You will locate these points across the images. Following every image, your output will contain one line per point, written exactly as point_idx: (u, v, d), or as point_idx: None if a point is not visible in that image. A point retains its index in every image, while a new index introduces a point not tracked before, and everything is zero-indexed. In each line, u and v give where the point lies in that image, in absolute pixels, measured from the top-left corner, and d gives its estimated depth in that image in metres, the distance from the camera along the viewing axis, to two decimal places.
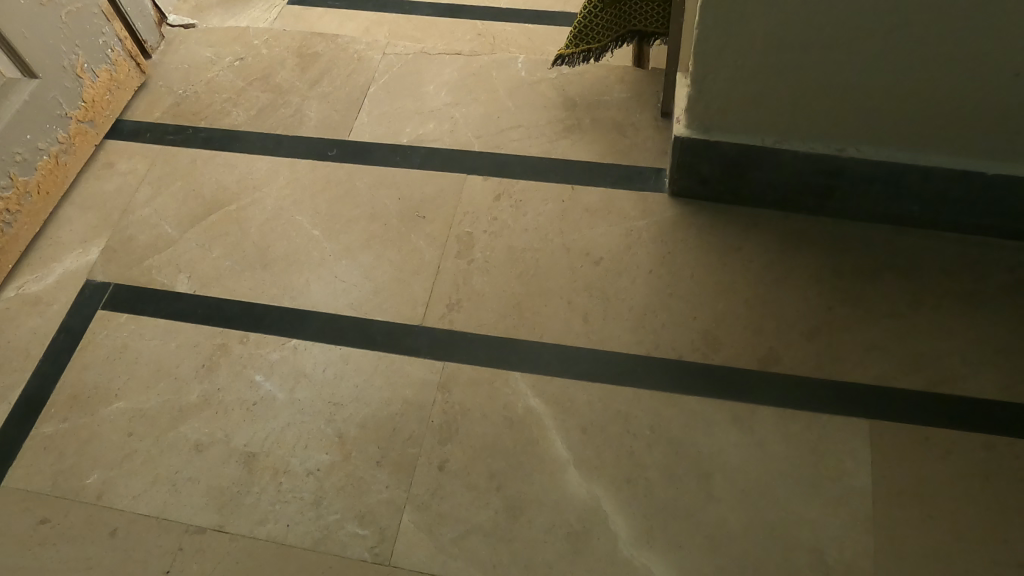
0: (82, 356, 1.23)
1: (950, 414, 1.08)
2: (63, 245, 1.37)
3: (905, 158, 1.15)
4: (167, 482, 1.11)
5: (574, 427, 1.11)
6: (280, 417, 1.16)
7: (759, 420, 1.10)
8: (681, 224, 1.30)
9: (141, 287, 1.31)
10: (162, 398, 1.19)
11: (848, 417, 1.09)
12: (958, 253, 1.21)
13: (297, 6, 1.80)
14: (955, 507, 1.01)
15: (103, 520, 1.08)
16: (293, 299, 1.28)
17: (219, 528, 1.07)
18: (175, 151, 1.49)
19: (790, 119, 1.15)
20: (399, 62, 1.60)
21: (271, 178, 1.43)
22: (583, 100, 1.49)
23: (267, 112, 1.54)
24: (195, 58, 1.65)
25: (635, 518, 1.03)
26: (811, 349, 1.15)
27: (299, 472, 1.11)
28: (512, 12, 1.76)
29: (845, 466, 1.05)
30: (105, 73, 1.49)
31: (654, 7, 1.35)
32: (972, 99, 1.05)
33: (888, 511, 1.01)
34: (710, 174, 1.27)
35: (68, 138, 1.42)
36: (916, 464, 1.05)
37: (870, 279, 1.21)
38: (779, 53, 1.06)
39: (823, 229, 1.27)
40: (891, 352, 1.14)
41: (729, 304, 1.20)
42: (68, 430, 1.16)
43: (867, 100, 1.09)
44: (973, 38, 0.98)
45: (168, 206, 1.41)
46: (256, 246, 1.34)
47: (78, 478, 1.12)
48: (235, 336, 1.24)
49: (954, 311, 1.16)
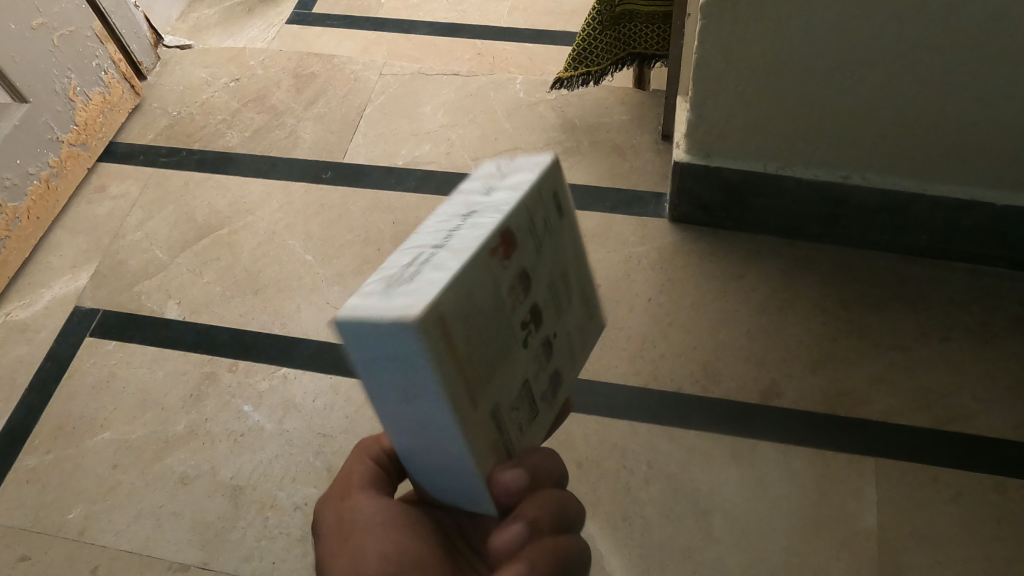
0: (69, 385, 1.21)
1: (961, 453, 1.03)
2: (53, 270, 1.35)
3: (911, 186, 1.11)
4: (152, 516, 1.08)
5: (569, 462, 1.07)
6: (268, 449, 1.13)
7: (762, 456, 1.06)
8: (681, 250, 1.27)
9: (130, 313, 1.29)
10: (148, 429, 1.16)
11: (854, 455, 1.05)
12: (968, 283, 1.18)
13: (295, 25, 1.79)
14: (968, 551, 0.96)
15: (86, 555, 1.05)
16: (283, 326, 1.25)
17: (203, 565, 1.04)
18: (168, 174, 1.47)
19: (792, 144, 1.12)
20: (395, 83, 1.58)
21: (265, 202, 1.41)
22: (582, 122, 1.47)
23: (262, 133, 1.53)
24: (191, 80, 1.64)
25: (632, 559, 0.99)
26: (815, 382, 1.11)
27: (285, 507, 1.07)
28: (512, 30, 1.73)
29: (851, 506, 1.01)
30: (99, 96, 1.48)
31: (653, 28, 1.32)
32: (983, 127, 1.01)
33: (897, 554, 0.97)
34: (712, 201, 1.23)
35: (60, 161, 1.41)
36: (925, 504, 1.00)
37: (876, 309, 1.17)
38: (782, 80, 1.03)
39: (828, 258, 1.23)
40: (899, 386, 1.10)
41: (730, 334, 1.17)
42: (52, 461, 1.14)
43: (873, 127, 1.05)
44: (980, 67, 0.94)
45: (160, 231, 1.39)
46: (247, 271, 1.32)
47: (62, 512, 1.09)
48: (223, 364, 1.22)
49: (964, 345, 1.12)
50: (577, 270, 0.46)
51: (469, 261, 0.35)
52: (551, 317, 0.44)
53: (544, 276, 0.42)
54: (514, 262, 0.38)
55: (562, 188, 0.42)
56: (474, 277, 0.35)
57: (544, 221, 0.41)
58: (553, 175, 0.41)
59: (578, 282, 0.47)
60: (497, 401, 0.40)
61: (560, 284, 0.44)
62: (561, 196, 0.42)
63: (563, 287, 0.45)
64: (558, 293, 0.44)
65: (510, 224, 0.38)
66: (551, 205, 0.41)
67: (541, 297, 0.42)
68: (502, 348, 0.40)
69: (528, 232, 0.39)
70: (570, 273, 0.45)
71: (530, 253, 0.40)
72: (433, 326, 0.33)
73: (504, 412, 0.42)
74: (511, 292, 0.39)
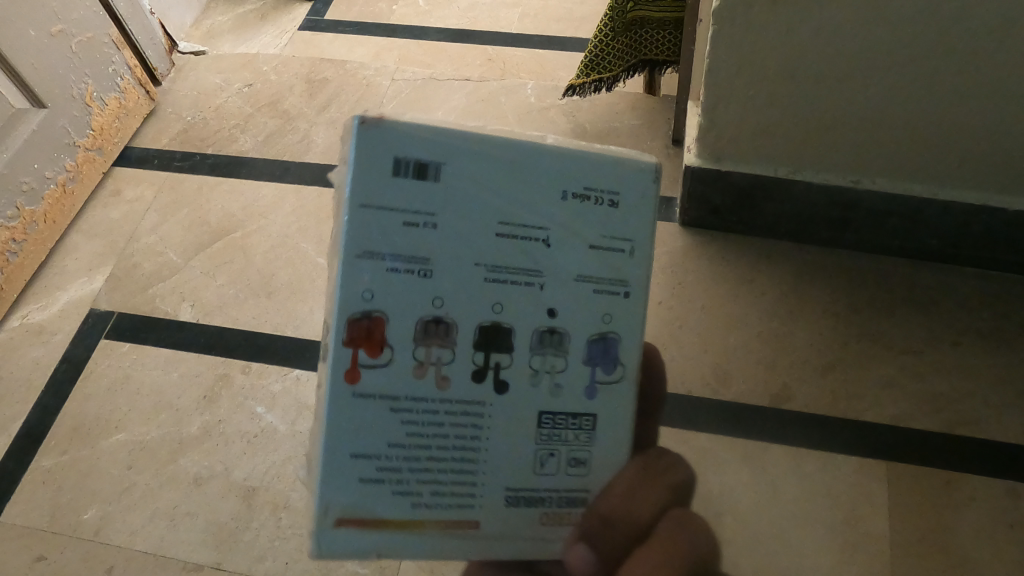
0: (84, 386, 1.22)
1: (972, 457, 1.04)
2: (68, 273, 1.37)
3: (921, 190, 1.11)
4: (166, 517, 1.09)
5: None
6: (281, 450, 1.14)
7: (773, 459, 1.06)
8: (691, 254, 1.27)
9: (145, 316, 1.30)
10: (162, 430, 1.17)
11: (865, 458, 1.05)
12: (979, 288, 1.18)
13: (308, 32, 1.81)
14: (979, 555, 0.96)
15: (101, 555, 1.06)
16: (296, 328, 1.26)
17: (217, 566, 1.04)
18: (182, 178, 1.49)
19: (802, 149, 1.12)
20: (407, 88, 1.60)
21: (278, 205, 1.43)
22: (592, 127, 1.48)
23: (275, 138, 1.54)
24: (204, 85, 1.66)
25: None
26: (826, 386, 1.12)
27: (298, 508, 1.08)
28: (523, 36, 1.75)
29: (862, 509, 1.01)
30: (115, 101, 1.50)
31: (665, 34, 1.33)
32: (992, 133, 1.02)
33: (908, 557, 0.97)
34: (722, 205, 1.24)
35: (76, 166, 1.43)
36: (937, 508, 1.00)
37: (886, 313, 1.17)
38: (792, 85, 1.03)
39: (838, 262, 1.23)
40: (909, 390, 1.10)
41: (741, 338, 1.17)
42: (67, 462, 1.15)
43: (883, 132, 1.06)
44: (991, 73, 0.95)
45: (175, 234, 1.40)
46: (260, 274, 1.33)
47: (77, 513, 1.10)
48: (237, 366, 1.23)
49: (975, 350, 1.12)
50: (513, 194, 0.47)
51: (336, 416, 0.48)
52: (530, 288, 0.48)
53: (470, 280, 0.48)
54: (393, 344, 0.48)
55: (395, 184, 0.46)
56: (366, 411, 0.49)
57: (417, 237, 0.47)
58: (364, 158, 0.45)
59: (540, 204, 0.47)
60: (509, 478, 0.50)
61: (503, 242, 0.47)
62: (400, 163, 0.46)
63: (509, 239, 0.48)
64: (511, 261, 0.48)
65: (355, 312, 0.47)
66: (396, 208, 0.46)
67: (483, 301, 0.48)
68: (461, 412, 0.49)
69: (401, 288, 0.47)
70: (510, 213, 0.47)
71: (422, 296, 0.48)
72: (340, 511, 0.49)
73: (540, 467, 0.51)
74: (425, 352, 0.48)
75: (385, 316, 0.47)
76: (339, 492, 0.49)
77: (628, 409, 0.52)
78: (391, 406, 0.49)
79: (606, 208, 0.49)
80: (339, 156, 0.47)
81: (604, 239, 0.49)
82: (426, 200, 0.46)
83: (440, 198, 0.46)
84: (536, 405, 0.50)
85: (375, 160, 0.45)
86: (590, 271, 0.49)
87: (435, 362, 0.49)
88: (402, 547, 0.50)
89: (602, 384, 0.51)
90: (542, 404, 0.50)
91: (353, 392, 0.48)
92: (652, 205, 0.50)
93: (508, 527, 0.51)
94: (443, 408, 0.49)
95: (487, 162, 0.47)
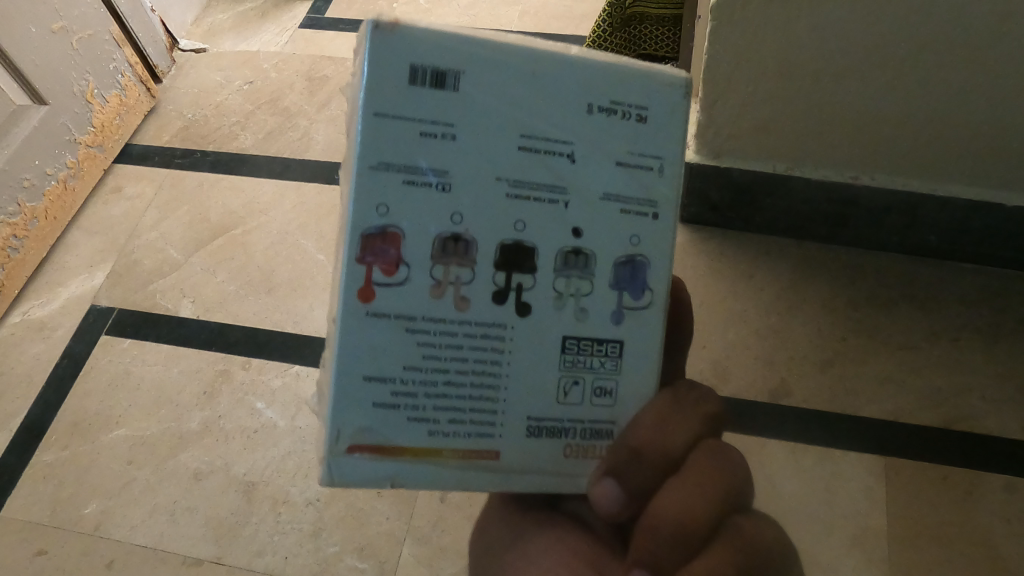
0: (85, 382, 1.23)
1: (970, 452, 1.04)
2: (69, 270, 1.37)
3: (920, 186, 1.12)
4: (166, 511, 1.09)
5: None
6: (280, 446, 1.14)
7: (771, 454, 1.06)
8: (690, 251, 1.27)
9: (145, 312, 1.30)
10: (162, 426, 1.17)
11: (863, 454, 1.05)
12: (977, 284, 1.18)
13: (309, 29, 1.81)
14: (976, 550, 0.97)
15: (101, 549, 1.07)
16: (295, 324, 1.27)
17: (216, 560, 1.05)
18: (183, 175, 1.49)
19: (801, 145, 1.12)
20: None
21: (279, 202, 1.43)
22: None
23: (275, 135, 1.55)
24: (205, 82, 1.66)
25: None
26: (824, 381, 1.12)
27: (297, 503, 1.09)
28: (523, 34, 1.75)
29: (860, 504, 1.01)
30: (116, 98, 1.51)
31: (664, 30, 1.34)
32: (991, 130, 1.02)
33: (905, 552, 0.97)
34: (721, 201, 1.24)
35: (77, 162, 1.43)
36: (934, 503, 1.00)
37: (885, 309, 1.17)
38: (791, 81, 1.03)
39: (837, 258, 1.24)
40: (908, 386, 1.10)
41: (739, 334, 1.17)
42: (68, 457, 1.15)
43: (882, 128, 1.06)
44: (989, 70, 0.95)
45: (175, 231, 1.41)
46: (260, 271, 1.34)
47: (77, 507, 1.11)
48: (237, 362, 1.23)
49: (973, 346, 1.12)
50: (535, 110, 0.49)
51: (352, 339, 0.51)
52: (553, 204, 0.51)
53: (491, 202, 0.50)
54: (409, 262, 0.50)
55: (419, 107, 0.49)
56: (383, 329, 0.51)
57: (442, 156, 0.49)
58: (380, 64, 0.48)
59: (564, 120, 0.50)
60: (526, 399, 0.53)
61: (522, 155, 0.50)
62: (416, 75, 0.48)
63: (529, 154, 0.50)
64: (532, 175, 0.50)
65: (376, 228, 0.50)
66: (415, 119, 0.49)
67: (505, 217, 0.51)
68: (483, 333, 0.52)
69: (420, 199, 0.50)
70: (533, 127, 0.50)
71: (440, 216, 0.50)
72: (351, 440, 0.52)
73: (565, 395, 0.54)
74: (444, 270, 0.51)
75: (401, 233, 0.50)
76: (349, 416, 0.52)
77: (654, 334, 0.54)
78: (407, 327, 0.51)
79: (634, 122, 0.51)
80: (353, 64, 0.49)
81: (630, 155, 0.51)
82: (445, 114, 0.49)
83: (462, 118, 0.49)
84: (556, 327, 0.53)
85: (387, 75, 0.48)
86: (614, 187, 0.52)
87: (456, 280, 0.51)
88: (412, 475, 0.52)
89: (630, 308, 0.54)
90: (567, 328, 0.53)
91: (368, 310, 0.51)
92: (682, 111, 0.52)
93: (529, 452, 0.53)
94: (463, 329, 0.51)
95: (509, 75, 0.49)
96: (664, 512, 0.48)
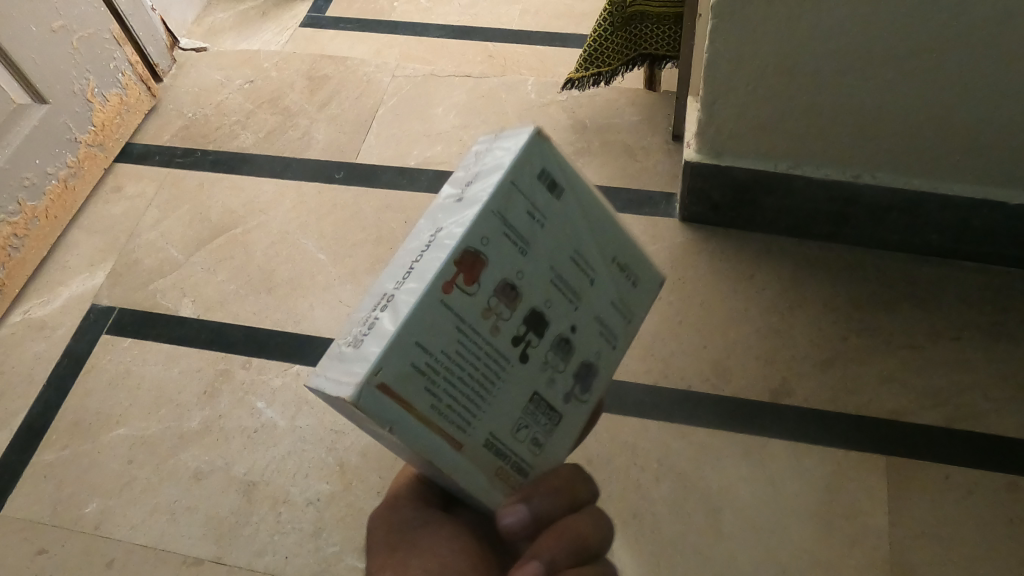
0: (85, 382, 1.23)
1: (973, 452, 1.03)
2: (70, 269, 1.37)
3: (922, 185, 1.11)
4: (166, 511, 1.09)
5: (579, 459, 1.08)
6: (280, 445, 1.14)
7: (772, 454, 1.06)
8: (691, 250, 1.27)
9: (145, 311, 1.30)
10: (163, 425, 1.17)
11: (865, 453, 1.05)
12: (979, 283, 1.17)
13: (309, 29, 1.81)
14: (979, 550, 0.96)
15: (101, 549, 1.07)
16: (296, 324, 1.26)
17: (216, 560, 1.05)
18: (183, 174, 1.49)
19: (802, 144, 1.12)
20: (407, 84, 1.60)
21: (279, 201, 1.43)
22: (592, 124, 1.48)
23: (275, 134, 1.54)
24: (205, 82, 1.66)
25: (642, 556, 1.00)
26: (825, 381, 1.11)
27: (298, 503, 1.08)
28: (524, 33, 1.75)
29: (862, 504, 1.01)
30: (116, 97, 1.51)
31: (664, 30, 1.33)
32: (992, 128, 1.01)
33: (907, 552, 0.97)
34: (722, 200, 1.24)
35: (78, 162, 1.43)
36: (936, 503, 1.00)
37: (886, 309, 1.17)
38: (792, 79, 1.03)
39: (838, 257, 1.23)
40: (909, 385, 1.10)
41: (740, 333, 1.17)
42: (68, 456, 1.15)
43: (883, 126, 1.06)
44: (990, 67, 0.95)
45: (175, 230, 1.40)
46: (261, 270, 1.33)
47: (78, 507, 1.10)
48: (237, 361, 1.23)
49: (975, 345, 1.12)
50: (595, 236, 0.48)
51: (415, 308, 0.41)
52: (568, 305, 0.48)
53: (541, 274, 0.46)
54: (483, 281, 0.43)
55: (533, 187, 0.45)
56: (435, 314, 0.42)
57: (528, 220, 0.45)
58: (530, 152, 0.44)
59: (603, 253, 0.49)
60: (500, 424, 0.46)
61: (568, 268, 0.47)
62: (543, 173, 0.45)
63: (574, 266, 0.48)
64: (569, 276, 0.47)
65: (471, 243, 0.42)
66: (527, 195, 0.45)
67: (542, 290, 0.46)
68: (490, 362, 0.44)
69: (506, 240, 0.44)
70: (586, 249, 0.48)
71: (508, 263, 0.44)
72: (389, 376, 0.40)
73: (515, 434, 0.47)
74: (493, 304, 0.44)
75: (488, 262, 0.43)
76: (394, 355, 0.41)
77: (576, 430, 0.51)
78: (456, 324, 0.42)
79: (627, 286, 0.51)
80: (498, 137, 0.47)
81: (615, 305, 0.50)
82: (546, 203, 0.46)
83: (558, 207, 0.46)
84: (538, 386, 0.47)
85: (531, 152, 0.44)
86: (609, 317, 0.50)
87: (498, 314, 0.44)
88: (410, 433, 0.42)
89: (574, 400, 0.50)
90: (539, 388, 0.47)
91: (443, 299, 0.42)
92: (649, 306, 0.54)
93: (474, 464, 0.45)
94: (486, 350, 0.44)
95: (607, 218, 0.49)
96: (570, 530, 0.48)
